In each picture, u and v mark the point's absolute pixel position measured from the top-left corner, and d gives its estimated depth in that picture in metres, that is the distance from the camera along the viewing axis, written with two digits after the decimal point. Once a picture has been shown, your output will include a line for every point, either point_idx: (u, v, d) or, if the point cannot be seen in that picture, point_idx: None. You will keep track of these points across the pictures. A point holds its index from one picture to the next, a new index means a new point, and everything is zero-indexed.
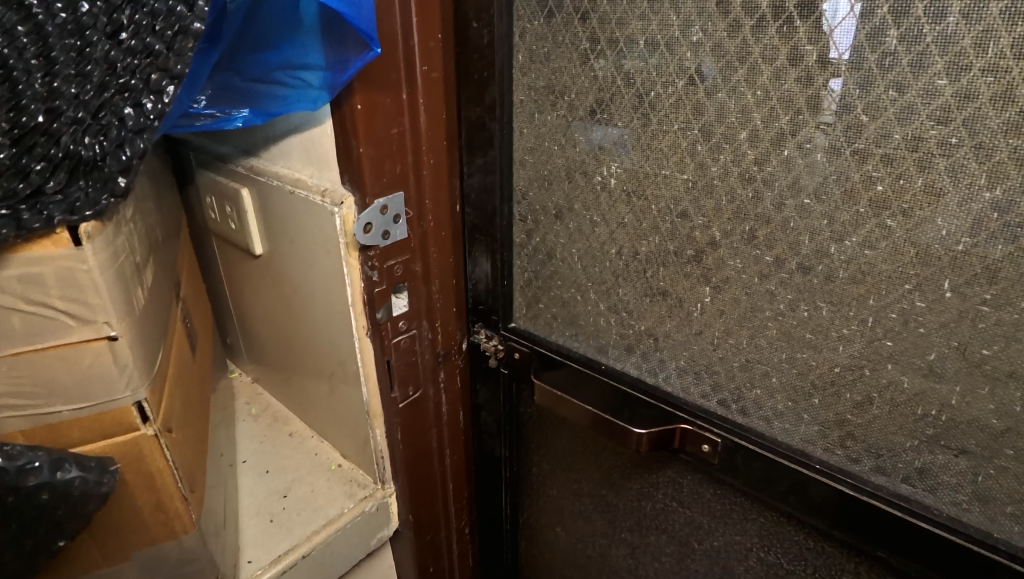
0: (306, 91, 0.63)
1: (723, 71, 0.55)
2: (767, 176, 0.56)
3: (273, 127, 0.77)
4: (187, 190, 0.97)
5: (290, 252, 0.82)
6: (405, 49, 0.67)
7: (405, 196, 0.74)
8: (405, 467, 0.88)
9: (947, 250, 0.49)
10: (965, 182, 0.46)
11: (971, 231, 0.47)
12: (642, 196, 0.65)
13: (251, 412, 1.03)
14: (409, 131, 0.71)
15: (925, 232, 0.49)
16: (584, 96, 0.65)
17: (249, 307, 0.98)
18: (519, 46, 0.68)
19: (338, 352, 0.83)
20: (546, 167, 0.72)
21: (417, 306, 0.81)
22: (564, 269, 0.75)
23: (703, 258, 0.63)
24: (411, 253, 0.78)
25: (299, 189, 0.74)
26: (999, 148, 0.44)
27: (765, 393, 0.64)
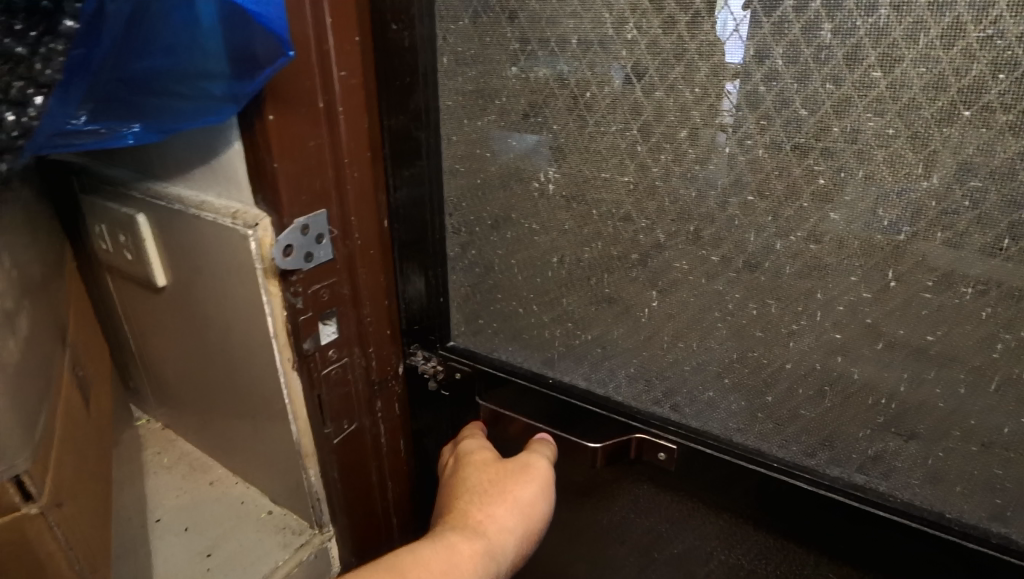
0: (210, 101, 0.57)
1: (661, 69, 0.53)
2: (710, 175, 0.55)
3: (171, 144, 0.69)
4: (71, 220, 0.86)
5: (200, 282, 0.73)
6: (320, 55, 0.62)
7: (327, 214, 0.68)
8: (345, 508, 0.81)
9: (890, 241, 0.49)
10: (904, 172, 0.47)
11: (912, 219, 0.47)
12: (583, 201, 0.62)
13: (165, 462, 0.92)
14: (328, 143, 0.66)
15: (868, 223, 0.49)
16: (517, 100, 0.62)
17: (154, 345, 0.88)
18: (444, 49, 0.64)
19: (261, 389, 0.75)
20: (479, 175, 0.68)
21: (348, 333, 0.75)
22: (505, 282, 0.72)
23: (649, 262, 0.61)
24: (338, 276, 0.72)
25: (205, 212, 0.68)
26: (934, 137, 0.45)
27: (719, 394, 0.63)
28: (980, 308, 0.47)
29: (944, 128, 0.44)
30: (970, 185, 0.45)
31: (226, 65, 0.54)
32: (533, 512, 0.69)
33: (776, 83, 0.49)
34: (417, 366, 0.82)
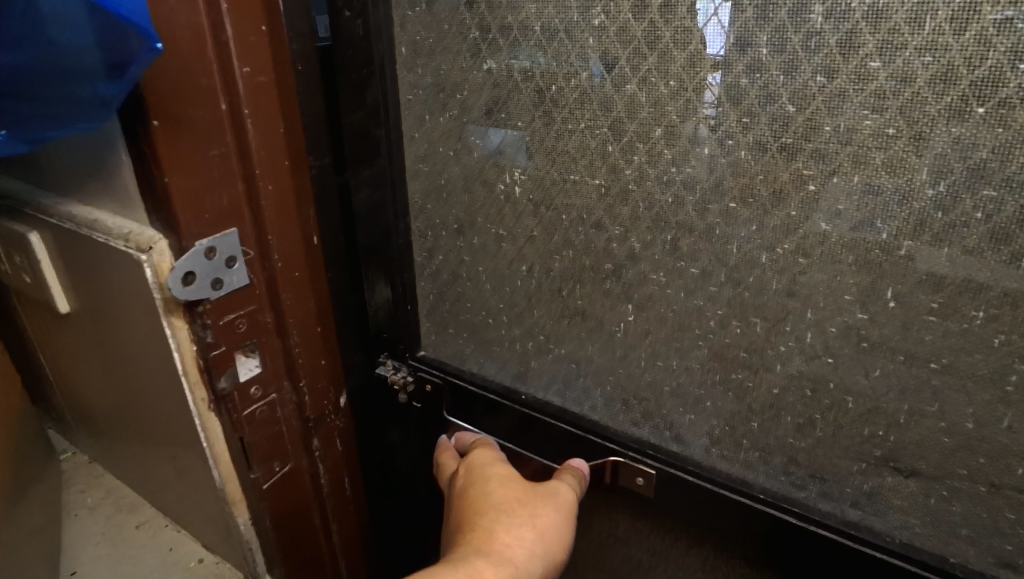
0: (85, 106, 0.47)
1: (632, 59, 0.47)
2: (688, 179, 0.49)
3: (63, 159, 0.63)
4: None
5: (105, 307, 0.66)
6: (215, 49, 0.53)
7: (239, 234, 0.60)
8: (280, 553, 0.74)
9: (890, 256, 0.43)
10: (907, 178, 0.40)
11: (914, 234, 0.41)
12: (551, 206, 0.57)
13: (87, 503, 0.88)
14: (236, 152, 0.57)
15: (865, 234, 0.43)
16: (478, 94, 0.56)
17: (71, 370, 0.83)
18: (401, 38, 0.58)
19: (177, 428, 0.68)
20: (442, 177, 0.62)
21: (272, 368, 0.67)
22: (473, 292, 0.66)
23: (623, 274, 0.55)
24: (257, 306, 0.63)
25: (97, 233, 0.61)
26: (939, 137, 0.39)
27: (700, 419, 0.57)
28: (992, 335, 0.41)
29: (952, 127, 0.38)
30: (982, 194, 0.38)
31: (88, 62, 0.44)
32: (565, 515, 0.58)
33: (759, 75, 0.43)
34: (386, 375, 0.76)
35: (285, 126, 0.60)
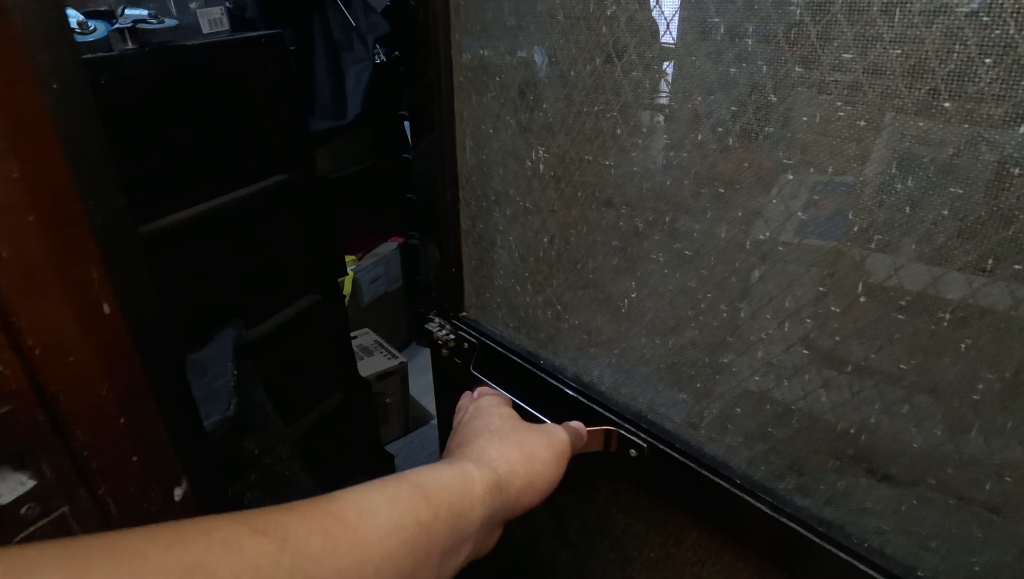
0: None
1: (638, 46, 0.51)
2: (683, 163, 0.51)
3: None
4: None
5: None
6: None
7: None
8: None
9: (862, 248, 0.43)
10: (857, 173, 0.42)
11: (871, 218, 0.42)
12: (570, 183, 0.61)
13: None
14: None
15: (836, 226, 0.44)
16: (513, 76, 0.62)
17: None
18: (455, 25, 0.65)
19: None
20: (484, 151, 0.69)
21: (48, 481, 0.64)
22: (506, 259, 0.73)
23: (628, 250, 0.59)
24: (17, 404, 0.60)
25: None
26: (885, 124, 0.39)
27: (691, 398, 0.59)
28: (959, 338, 0.41)
29: (897, 117, 0.39)
30: (950, 192, 0.38)
31: None
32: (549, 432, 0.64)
33: (746, 65, 0.45)
34: (433, 331, 0.85)
35: (24, 180, 0.55)
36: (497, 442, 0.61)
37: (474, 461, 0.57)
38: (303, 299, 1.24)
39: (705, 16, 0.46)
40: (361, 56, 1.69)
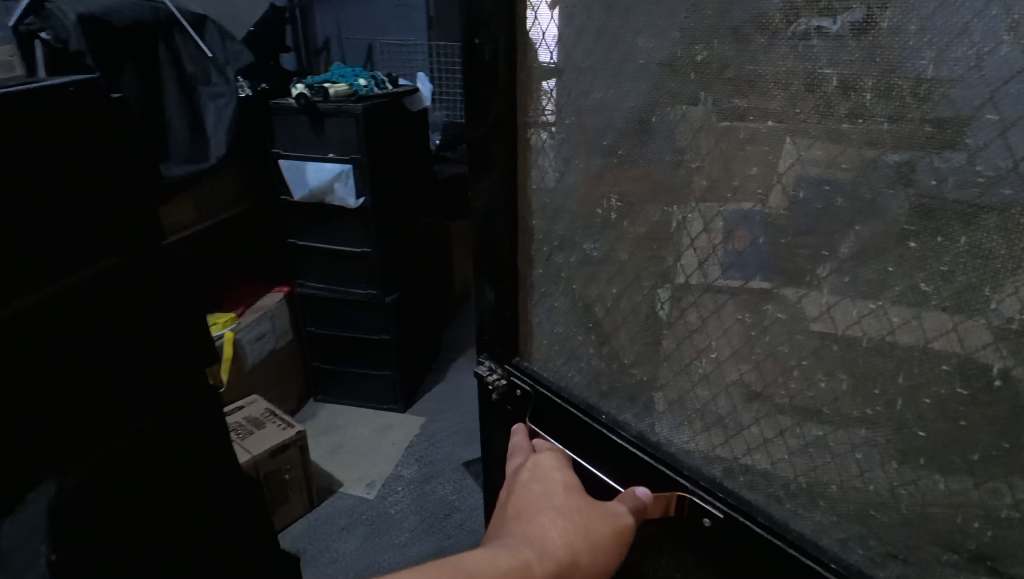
0: None
1: (727, 95, 0.47)
2: (777, 222, 0.47)
3: None
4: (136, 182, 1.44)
5: None
6: None
7: None
8: None
9: (813, 274, 0.46)
10: (762, 200, 0.48)
11: (779, 235, 0.47)
12: (641, 231, 0.58)
13: None
14: None
15: (769, 259, 0.49)
16: (589, 119, 0.60)
17: None
18: (532, 63, 0.63)
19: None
20: (554, 193, 0.67)
21: None
22: (566, 304, 0.70)
23: (715, 308, 0.55)
24: None
25: None
26: (784, 146, 0.45)
27: (777, 469, 0.54)
28: None
29: (800, 139, 0.44)
30: None
31: None
32: (611, 510, 0.59)
33: (863, 120, 0.40)
34: (483, 375, 0.82)
35: None
36: (553, 518, 0.59)
37: (523, 539, 0.57)
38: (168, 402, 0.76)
39: (813, 61, 0.42)
40: (219, 89, 1.72)
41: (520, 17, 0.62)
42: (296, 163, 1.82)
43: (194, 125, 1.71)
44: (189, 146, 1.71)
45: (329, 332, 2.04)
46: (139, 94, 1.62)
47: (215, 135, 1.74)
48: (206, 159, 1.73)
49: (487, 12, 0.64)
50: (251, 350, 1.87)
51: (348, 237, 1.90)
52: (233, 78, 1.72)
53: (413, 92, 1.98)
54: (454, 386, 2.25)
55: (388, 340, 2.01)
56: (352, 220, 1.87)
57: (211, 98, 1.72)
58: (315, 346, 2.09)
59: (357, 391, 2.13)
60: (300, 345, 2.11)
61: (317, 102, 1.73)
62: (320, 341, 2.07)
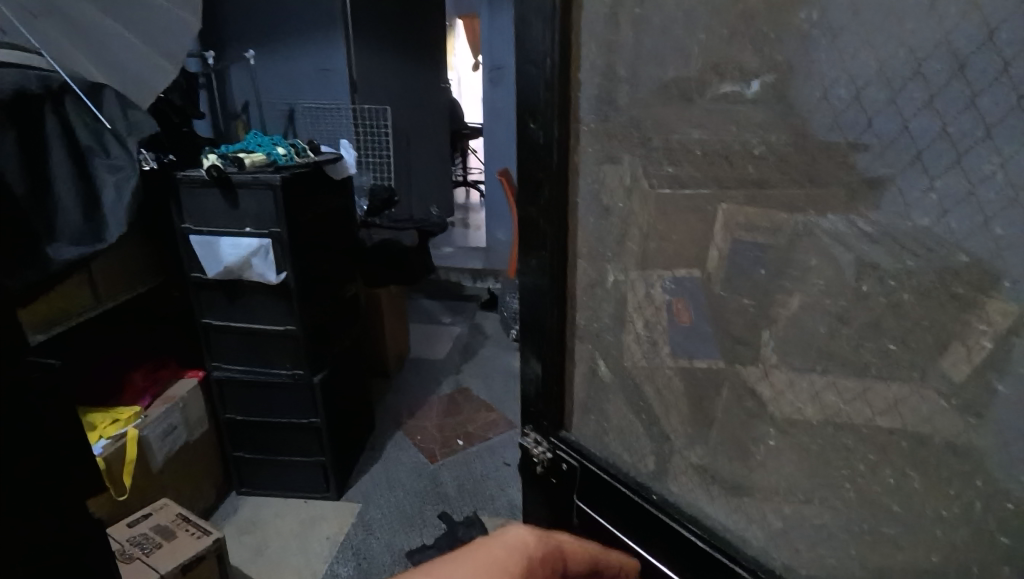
0: None
1: (790, 190, 0.49)
2: (843, 313, 0.47)
3: None
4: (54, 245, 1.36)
5: None
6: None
7: None
8: None
9: (760, 345, 0.54)
10: (699, 269, 0.58)
11: (715, 303, 0.58)
12: (704, 316, 0.59)
13: None
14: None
15: (707, 330, 0.60)
16: (637, 213, 0.60)
17: None
18: (582, 148, 0.61)
19: None
20: (600, 277, 0.65)
21: None
22: (616, 382, 0.69)
23: (715, 373, 0.60)
24: None
25: None
26: (716, 220, 0.55)
27: (847, 563, 0.52)
28: None
29: (732, 211, 0.53)
30: None
31: None
32: None
33: (932, 219, 0.40)
34: (528, 447, 0.79)
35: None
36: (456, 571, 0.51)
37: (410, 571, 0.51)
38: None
39: (881, 155, 0.42)
40: (119, 163, 1.46)
41: (572, 106, 0.60)
42: (206, 240, 1.64)
43: (88, 204, 1.43)
44: (82, 231, 1.42)
45: (249, 420, 1.84)
46: (22, 178, 1.31)
47: (112, 214, 1.46)
48: (102, 242, 1.45)
49: (541, 102, 0.61)
50: (158, 449, 1.62)
51: (268, 317, 1.74)
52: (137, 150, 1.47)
53: (336, 162, 1.89)
54: (392, 466, 2.08)
55: (316, 424, 1.85)
56: (274, 298, 1.72)
57: (109, 173, 1.45)
58: (234, 435, 1.88)
59: (285, 480, 1.94)
60: (218, 434, 1.89)
61: (229, 173, 1.60)
62: (239, 430, 1.87)
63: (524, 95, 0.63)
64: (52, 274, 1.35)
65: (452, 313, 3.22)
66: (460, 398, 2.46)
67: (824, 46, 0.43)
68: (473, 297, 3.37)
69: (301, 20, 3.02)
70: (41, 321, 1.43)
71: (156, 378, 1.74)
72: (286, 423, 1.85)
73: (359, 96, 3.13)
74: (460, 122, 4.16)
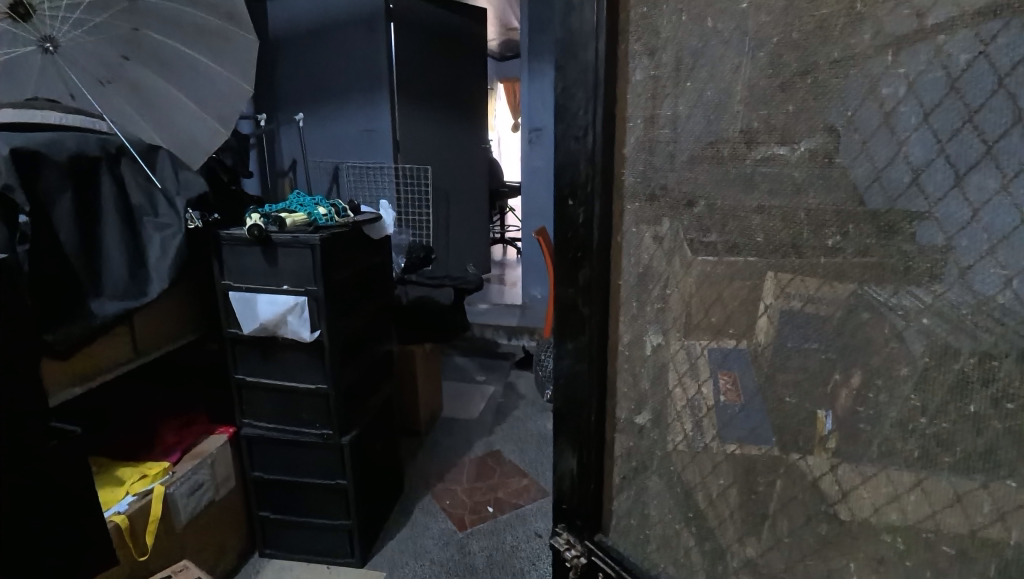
0: None
1: (874, 286, 0.41)
2: (941, 435, 0.40)
3: None
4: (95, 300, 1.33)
5: None
6: None
7: None
8: None
9: (819, 432, 0.47)
10: (747, 339, 0.50)
11: (766, 376, 0.49)
12: (772, 421, 0.50)
13: None
14: None
15: (762, 417, 0.51)
16: (686, 298, 0.53)
17: None
18: (627, 227, 0.56)
19: None
20: (644, 367, 0.59)
21: None
22: (663, 488, 0.60)
23: (780, 469, 0.50)
24: None
25: None
26: (767, 280, 0.47)
27: None
28: None
29: (804, 278, 0.45)
30: None
31: None
32: None
33: None
34: (559, 549, 0.71)
35: None
36: None
37: None
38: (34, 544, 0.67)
39: (995, 253, 0.35)
40: (166, 221, 1.46)
41: (615, 182, 0.55)
42: (245, 296, 1.60)
43: (134, 259, 1.42)
44: (127, 286, 1.40)
45: (275, 479, 1.76)
46: (74, 232, 1.30)
47: (156, 271, 1.45)
48: (146, 297, 1.43)
49: (581, 176, 0.56)
50: (183, 506, 1.54)
51: (300, 373, 1.67)
52: (184, 209, 1.48)
53: (374, 221, 1.87)
54: (418, 531, 1.95)
55: (343, 486, 1.74)
56: (308, 355, 1.65)
57: (156, 230, 1.45)
58: (260, 494, 1.80)
59: (309, 545, 1.82)
60: (244, 493, 1.81)
61: (271, 233, 1.56)
62: (265, 491, 1.79)
63: (563, 168, 0.59)
64: (94, 329, 1.32)
65: (486, 371, 3.14)
66: (491, 461, 2.34)
67: (914, 124, 0.37)
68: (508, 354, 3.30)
69: (349, 85, 3.14)
70: (82, 376, 1.36)
71: (187, 433, 1.68)
72: (312, 484, 1.75)
73: (402, 155, 3.21)
74: (499, 181, 4.21)
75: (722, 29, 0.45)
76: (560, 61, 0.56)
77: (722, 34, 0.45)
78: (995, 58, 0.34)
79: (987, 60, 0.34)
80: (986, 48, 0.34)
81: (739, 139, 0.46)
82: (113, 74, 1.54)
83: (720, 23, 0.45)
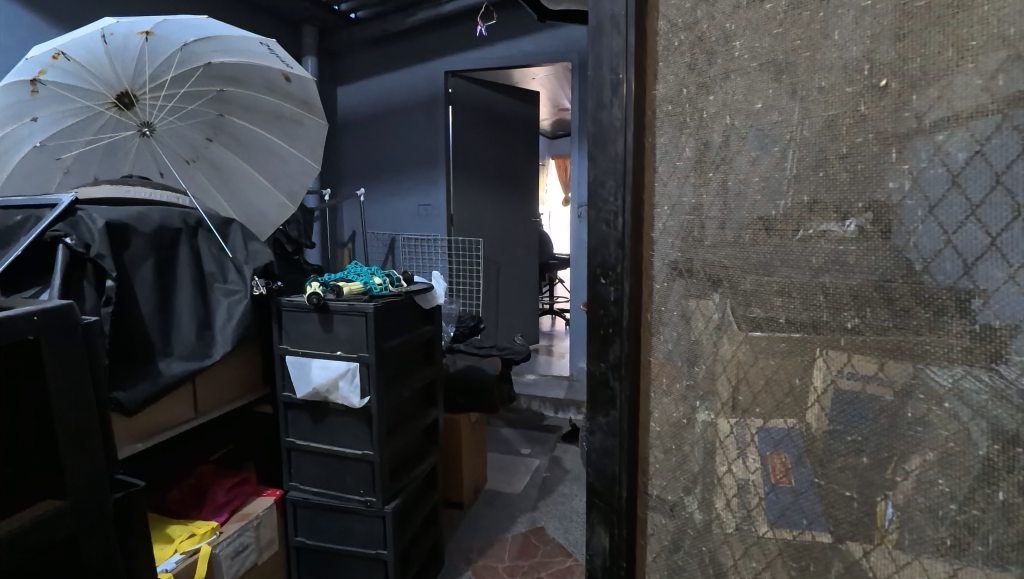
0: None
1: (899, 371, 0.43)
2: (969, 519, 0.41)
3: None
4: (162, 361, 1.42)
5: None
6: None
7: None
8: None
9: (880, 525, 0.45)
10: (779, 419, 0.50)
11: (821, 463, 0.48)
12: (811, 504, 0.49)
13: None
14: None
15: (812, 504, 0.49)
16: (716, 380, 0.54)
17: None
18: (660, 305, 0.57)
19: None
20: (677, 444, 0.58)
21: None
22: (696, 573, 0.57)
23: (812, 553, 0.50)
24: None
25: None
26: (817, 361, 0.47)
27: None
28: None
29: (829, 351, 0.46)
30: None
31: None
32: None
33: None
34: None
35: None
36: None
37: None
38: (78, 508, 0.69)
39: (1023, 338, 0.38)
40: (233, 286, 1.55)
41: (643, 262, 0.57)
42: (301, 360, 1.68)
43: (202, 323, 1.50)
44: (193, 347, 1.48)
45: (318, 546, 1.77)
46: (150, 298, 1.42)
47: (221, 333, 1.52)
48: (209, 359, 1.49)
49: (611, 256, 0.58)
50: (226, 567, 1.56)
51: (348, 440, 1.70)
52: (250, 277, 1.56)
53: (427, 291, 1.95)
54: None
55: (382, 556, 1.71)
56: (356, 421, 1.68)
57: (224, 296, 1.54)
58: (302, 559, 1.81)
59: None
60: (286, 558, 1.82)
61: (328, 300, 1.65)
62: (308, 557, 1.80)
63: (594, 251, 0.60)
64: (160, 388, 1.40)
65: (532, 444, 3.09)
66: (534, 538, 2.27)
67: (920, 216, 0.41)
68: (555, 428, 3.24)
69: (412, 165, 3.38)
70: (140, 435, 1.42)
71: (237, 493, 1.71)
72: (352, 553, 1.74)
73: (455, 228, 3.33)
74: (550, 254, 4.30)
75: (738, 125, 0.49)
76: (593, 152, 0.58)
77: (737, 130, 0.50)
78: (991, 157, 0.38)
79: (985, 159, 0.38)
80: (981, 147, 0.38)
81: (760, 225, 0.49)
82: (197, 154, 1.76)
83: (736, 120, 0.50)
